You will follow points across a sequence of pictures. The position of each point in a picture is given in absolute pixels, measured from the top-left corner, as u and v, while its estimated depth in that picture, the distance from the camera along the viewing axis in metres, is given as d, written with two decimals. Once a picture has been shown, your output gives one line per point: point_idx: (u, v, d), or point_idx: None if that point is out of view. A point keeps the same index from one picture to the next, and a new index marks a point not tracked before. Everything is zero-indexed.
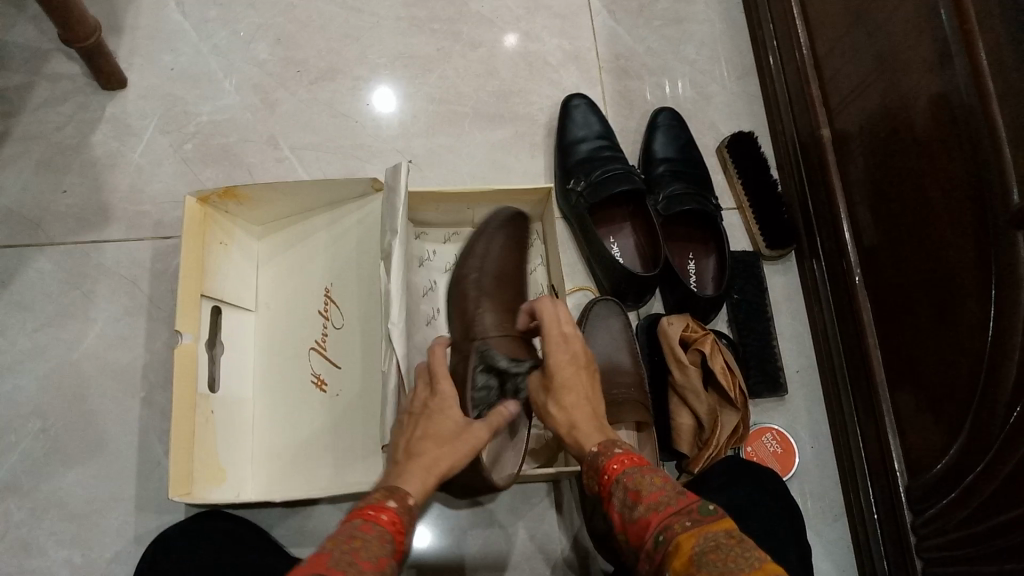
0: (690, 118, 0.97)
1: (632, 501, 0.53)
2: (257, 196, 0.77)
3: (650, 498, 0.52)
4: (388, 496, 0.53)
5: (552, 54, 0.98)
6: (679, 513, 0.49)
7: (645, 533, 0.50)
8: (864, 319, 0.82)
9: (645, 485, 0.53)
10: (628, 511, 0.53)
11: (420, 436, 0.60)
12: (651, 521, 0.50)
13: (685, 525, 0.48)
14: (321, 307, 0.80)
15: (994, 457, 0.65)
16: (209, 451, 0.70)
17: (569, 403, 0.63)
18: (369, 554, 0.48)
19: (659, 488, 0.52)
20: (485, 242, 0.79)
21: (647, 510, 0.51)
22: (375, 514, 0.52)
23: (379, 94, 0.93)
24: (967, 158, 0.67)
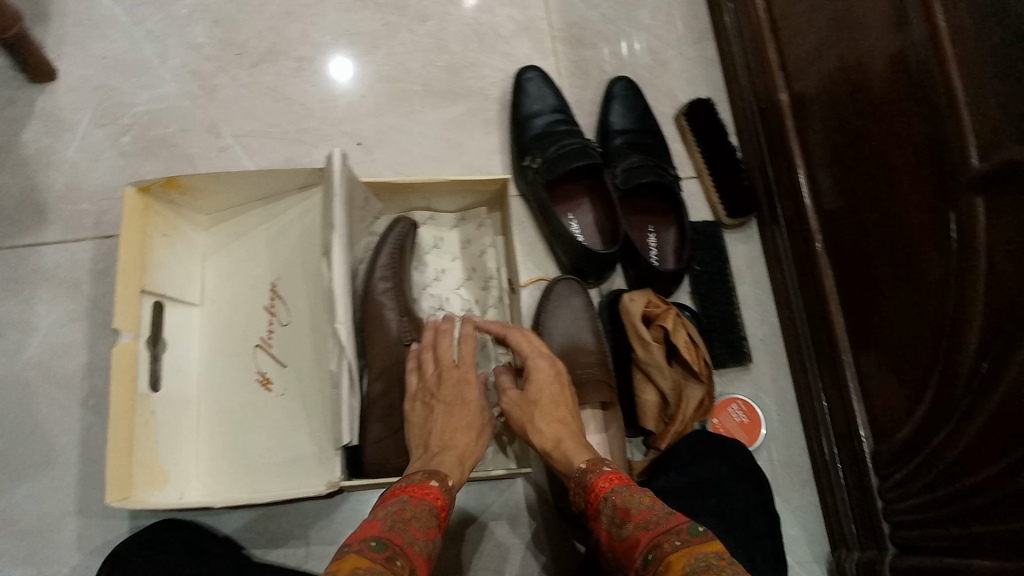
0: (647, 86, 0.94)
1: (622, 520, 0.56)
2: (200, 187, 0.75)
3: (639, 517, 0.55)
4: (429, 477, 0.61)
5: (503, 25, 0.94)
6: (667, 531, 0.52)
7: (635, 550, 0.54)
8: (827, 286, 0.80)
9: (633, 503, 0.56)
10: (618, 529, 0.56)
11: (447, 427, 0.67)
12: (641, 538, 0.54)
13: (674, 544, 0.51)
14: (266, 303, 0.78)
15: (958, 422, 0.65)
16: (148, 453, 0.71)
17: (553, 420, 0.68)
18: (418, 524, 0.56)
19: (648, 509, 0.56)
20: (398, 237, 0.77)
21: (636, 528, 0.54)
22: (423, 491, 0.59)
23: (335, 68, 0.90)
24: (926, 123, 0.66)
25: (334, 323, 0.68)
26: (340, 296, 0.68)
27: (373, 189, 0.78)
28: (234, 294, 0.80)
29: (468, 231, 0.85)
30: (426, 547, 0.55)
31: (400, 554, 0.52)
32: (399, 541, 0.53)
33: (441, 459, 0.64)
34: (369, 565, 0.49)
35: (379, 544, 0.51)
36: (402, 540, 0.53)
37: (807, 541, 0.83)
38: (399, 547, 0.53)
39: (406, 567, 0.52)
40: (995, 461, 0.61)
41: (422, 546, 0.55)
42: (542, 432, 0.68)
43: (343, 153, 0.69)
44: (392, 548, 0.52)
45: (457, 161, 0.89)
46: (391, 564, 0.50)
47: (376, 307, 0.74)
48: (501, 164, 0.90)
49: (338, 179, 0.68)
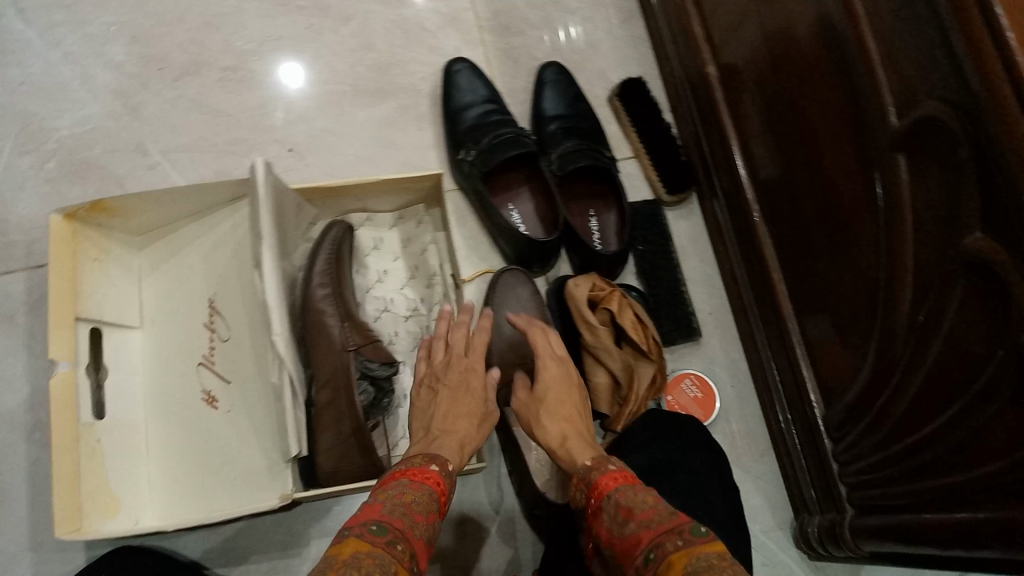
0: (578, 69, 0.94)
1: (624, 518, 0.53)
2: (128, 207, 0.74)
3: (642, 516, 0.52)
4: (430, 461, 0.59)
5: (429, 18, 0.93)
6: (669, 532, 0.49)
7: (636, 550, 0.51)
8: (767, 255, 0.81)
9: (637, 503, 0.53)
10: (618, 527, 0.53)
11: (453, 414, 0.65)
12: (643, 538, 0.51)
13: (678, 544, 0.48)
14: (206, 320, 0.77)
15: (899, 382, 0.65)
16: (98, 483, 0.69)
17: (559, 419, 0.67)
18: (419, 508, 0.54)
19: (652, 508, 0.53)
20: (331, 242, 0.77)
21: (638, 528, 0.51)
22: (425, 476, 0.57)
23: (284, 73, 0.89)
24: (846, 84, 0.66)
25: (272, 335, 0.67)
26: (275, 308, 0.67)
27: (303, 196, 0.77)
28: (172, 314, 0.79)
29: (407, 229, 0.85)
30: (427, 531, 0.54)
31: (401, 538, 0.50)
32: (399, 524, 0.51)
33: (443, 441, 0.62)
34: (369, 550, 0.47)
35: (379, 528, 0.50)
36: (404, 524, 0.51)
37: (770, 509, 0.84)
38: (400, 531, 0.51)
39: (407, 552, 0.50)
40: (936, 416, 0.61)
41: (423, 530, 0.53)
42: (550, 428, 0.66)
43: (267, 162, 0.68)
44: (393, 532, 0.50)
45: (392, 160, 0.88)
46: (393, 549, 0.49)
47: (316, 314, 0.73)
48: (437, 159, 0.89)
49: (263, 189, 0.68)
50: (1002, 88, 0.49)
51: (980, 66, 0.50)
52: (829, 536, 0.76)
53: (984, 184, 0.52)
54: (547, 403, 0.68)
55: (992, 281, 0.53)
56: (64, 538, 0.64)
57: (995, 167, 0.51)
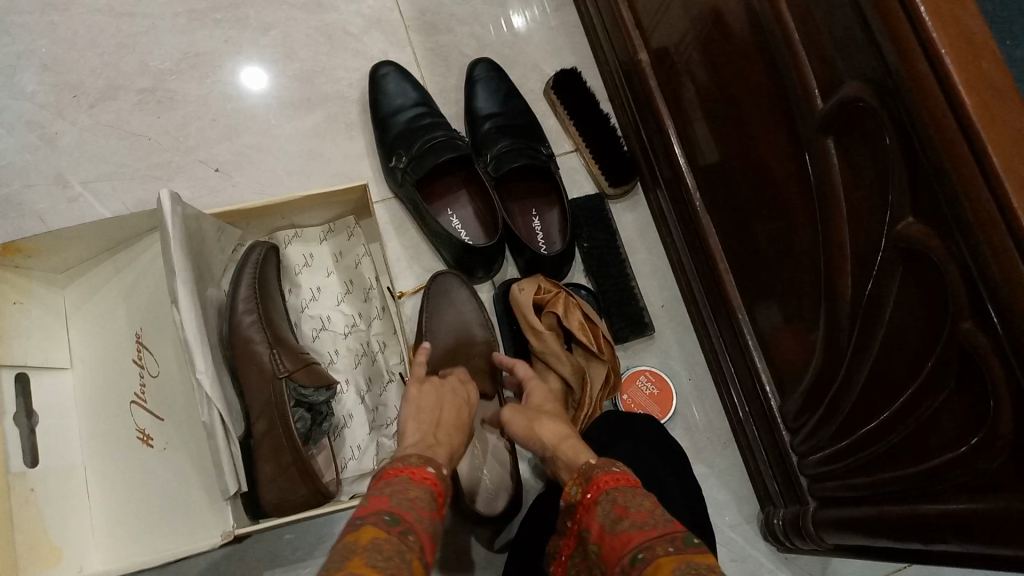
0: (510, 63, 0.91)
1: (617, 515, 0.49)
2: (42, 245, 0.71)
3: (637, 516, 0.48)
4: (426, 462, 0.56)
5: (352, 22, 0.90)
6: (661, 537, 0.46)
7: (624, 548, 0.47)
8: (712, 247, 0.78)
9: (633, 502, 0.50)
10: (610, 524, 0.49)
11: (444, 432, 0.63)
12: (634, 537, 0.47)
13: (667, 549, 0.45)
14: (134, 355, 0.74)
15: (848, 373, 0.63)
16: (36, 533, 0.66)
17: (555, 426, 0.64)
18: (424, 504, 0.52)
19: (648, 510, 0.49)
20: (253, 265, 0.75)
21: (631, 526, 0.48)
22: (427, 475, 0.54)
23: (247, 76, 0.87)
24: (771, 68, 0.63)
25: (195, 372, 0.64)
26: (195, 344, 0.64)
27: (224, 217, 0.74)
28: (102, 351, 0.76)
29: (339, 242, 0.82)
30: (432, 528, 0.51)
31: (413, 529, 0.48)
32: (408, 516, 0.49)
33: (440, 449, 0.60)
34: (386, 537, 0.45)
35: (392, 520, 0.47)
36: (412, 517, 0.49)
37: (737, 504, 0.82)
38: (410, 523, 0.48)
39: (418, 544, 0.48)
40: (887, 405, 0.59)
41: (429, 528, 0.50)
42: (544, 435, 0.63)
43: (173, 194, 0.66)
44: (406, 523, 0.48)
45: (323, 172, 0.85)
46: (406, 539, 0.47)
47: (243, 343, 0.71)
48: (370, 167, 0.87)
49: (172, 222, 0.65)
50: (920, 69, 0.46)
51: (894, 44, 0.47)
52: (794, 530, 0.74)
53: (910, 167, 0.50)
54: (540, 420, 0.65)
55: (926, 267, 0.51)
56: None
57: (920, 152, 0.48)
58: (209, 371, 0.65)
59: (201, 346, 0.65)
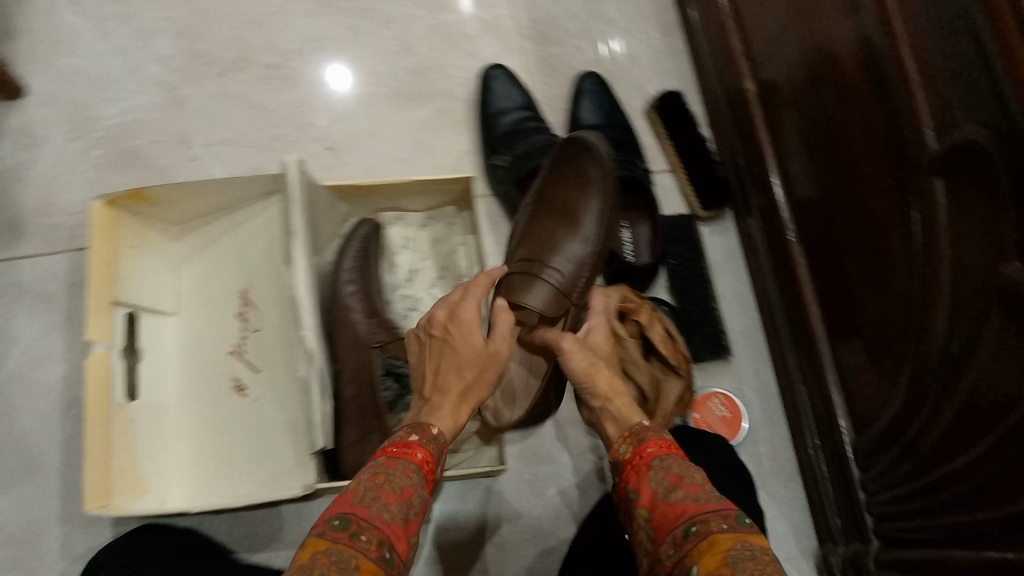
0: (616, 80, 0.94)
1: (672, 485, 0.53)
2: (167, 197, 0.76)
3: (691, 488, 0.52)
4: (410, 431, 0.57)
5: (469, 24, 0.94)
6: (715, 512, 0.49)
7: (677, 520, 0.50)
8: (801, 278, 0.81)
9: (687, 474, 0.53)
10: (664, 493, 0.53)
11: (447, 380, 0.61)
12: (688, 511, 0.50)
13: (722, 526, 0.48)
14: (239, 310, 0.79)
15: (929, 414, 0.64)
16: (129, 463, 0.71)
17: (610, 378, 0.64)
18: (392, 487, 0.52)
19: (700, 483, 0.53)
20: (360, 241, 0.79)
21: (685, 499, 0.51)
22: (407, 450, 0.56)
23: (331, 75, 0.91)
24: (883, 108, 0.65)
25: (303, 330, 0.68)
26: (308, 302, 0.68)
27: (337, 192, 0.78)
28: (207, 302, 0.81)
29: (437, 230, 0.86)
30: (403, 511, 0.51)
31: (366, 528, 0.48)
32: (365, 513, 0.49)
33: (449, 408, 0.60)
34: (328, 548, 0.46)
35: (341, 524, 0.48)
36: (369, 511, 0.49)
37: (794, 534, 0.83)
38: (365, 522, 0.49)
39: (375, 541, 0.48)
40: (966, 449, 0.61)
41: (399, 514, 0.51)
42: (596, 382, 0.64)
43: (302, 160, 0.70)
44: (357, 524, 0.48)
45: (428, 163, 0.89)
46: (356, 543, 0.47)
47: (344, 311, 0.74)
48: (472, 163, 0.90)
49: (297, 187, 0.69)
50: None
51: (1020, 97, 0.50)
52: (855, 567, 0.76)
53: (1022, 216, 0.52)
54: (596, 364, 0.65)
55: None
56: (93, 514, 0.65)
57: None
58: (314, 331, 0.69)
59: (312, 306, 0.69)
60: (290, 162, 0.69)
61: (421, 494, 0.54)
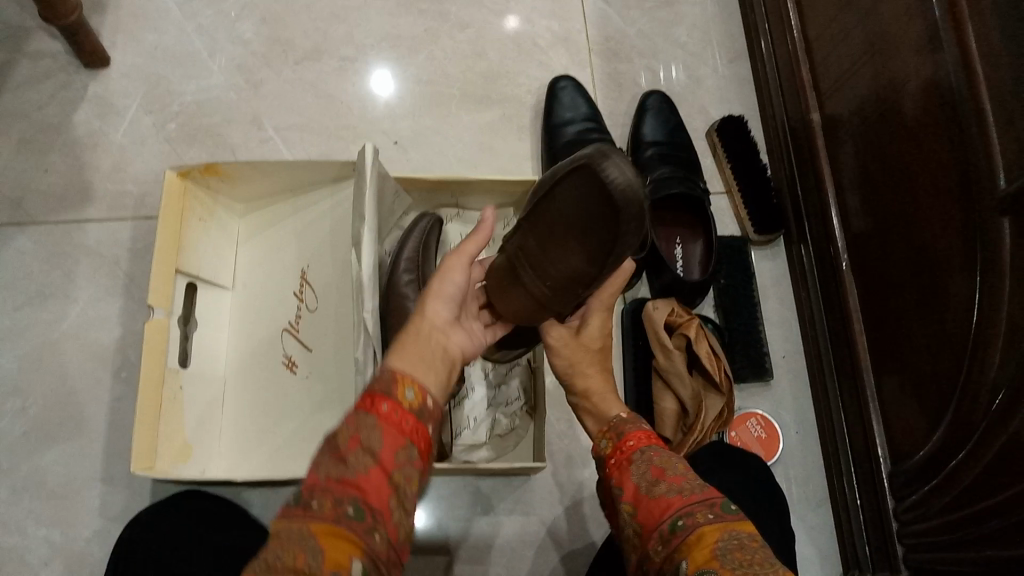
0: (680, 101, 0.96)
1: (655, 478, 0.52)
2: (238, 173, 0.77)
3: (674, 480, 0.51)
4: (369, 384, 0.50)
5: (541, 35, 0.96)
6: (700, 502, 0.49)
7: (662, 514, 0.49)
8: (851, 307, 0.81)
9: (669, 466, 0.52)
10: (646, 486, 0.52)
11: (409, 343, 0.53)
12: (673, 504, 0.49)
13: (708, 516, 0.47)
14: (297, 289, 0.80)
15: (973, 449, 0.64)
16: (175, 429, 0.71)
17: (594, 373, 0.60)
18: (343, 438, 0.47)
19: (683, 475, 0.52)
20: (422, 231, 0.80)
21: (670, 491, 0.50)
22: (358, 403, 0.49)
23: (376, 79, 0.93)
24: (955, 144, 0.66)
25: (362, 312, 0.69)
26: (368, 284, 0.69)
27: (403, 183, 0.80)
28: (265, 280, 0.82)
29: (494, 229, 0.88)
30: (358, 458, 0.46)
31: (319, 493, 0.44)
32: (317, 478, 0.45)
33: (408, 353, 0.52)
34: (281, 528, 0.43)
35: (295, 501, 0.45)
36: (319, 475, 0.45)
37: (820, 563, 0.83)
38: (319, 488, 0.45)
39: (331, 502, 0.44)
40: (1010, 484, 0.60)
41: (357, 464, 0.46)
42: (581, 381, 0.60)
43: (375, 149, 0.71)
44: (310, 493, 0.45)
45: (490, 165, 0.91)
46: (311, 511, 0.44)
47: (398, 297, 0.76)
48: (533, 169, 0.92)
49: (369, 174, 0.71)
50: None
51: None
52: None
53: None
54: (582, 362, 0.60)
55: None
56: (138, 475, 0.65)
57: None
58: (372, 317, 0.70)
59: (371, 288, 0.70)
60: (364, 149, 0.70)
61: (378, 434, 0.47)
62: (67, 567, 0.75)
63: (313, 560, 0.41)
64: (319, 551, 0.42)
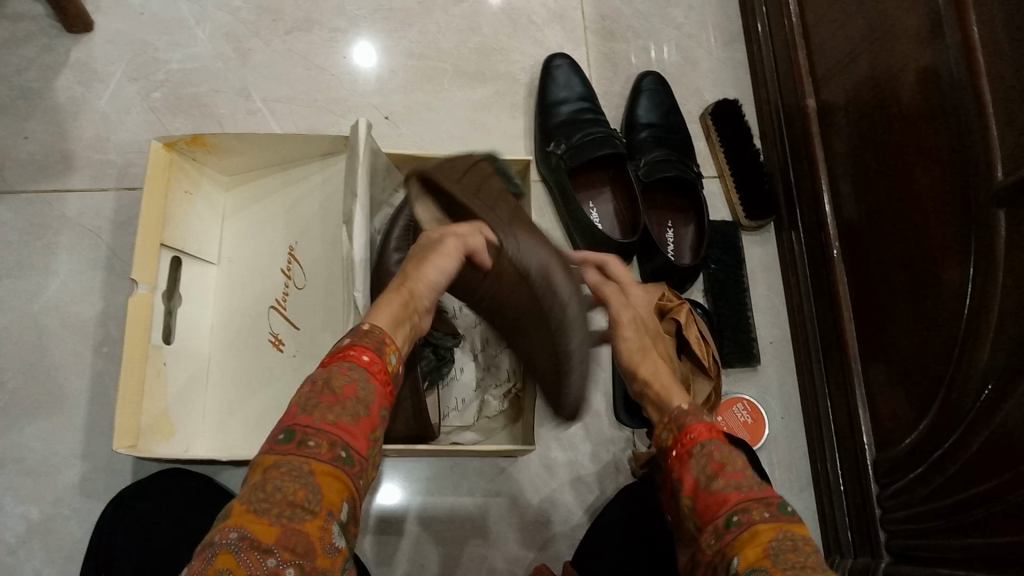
0: (675, 83, 0.95)
1: (713, 473, 0.53)
2: (225, 145, 0.76)
3: (731, 477, 0.52)
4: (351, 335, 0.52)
5: (536, 12, 0.95)
6: (757, 500, 0.51)
7: (718, 510, 0.51)
8: (840, 294, 0.81)
9: (730, 462, 0.53)
10: (705, 480, 0.53)
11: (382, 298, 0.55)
12: (729, 499, 0.51)
13: (764, 515, 0.50)
14: (284, 265, 0.79)
15: (959, 439, 0.65)
16: (159, 405, 0.70)
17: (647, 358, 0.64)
18: (329, 387, 0.49)
19: (742, 471, 0.53)
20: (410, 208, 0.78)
21: (727, 487, 0.52)
22: (347, 353, 0.51)
23: (360, 50, 0.91)
24: (953, 135, 0.66)
25: (351, 292, 0.69)
26: (358, 263, 0.69)
27: (393, 159, 0.78)
28: (252, 255, 0.81)
29: None
30: (347, 410, 0.48)
31: (310, 436, 0.46)
32: (308, 420, 0.47)
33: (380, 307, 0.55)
34: (275, 463, 0.45)
35: (287, 436, 0.47)
36: (311, 417, 0.47)
37: None
38: (310, 427, 0.47)
39: (322, 445, 0.46)
40: (995, 476, 0.61)
41: (345, 413, 0.48)
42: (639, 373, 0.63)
43: (368, 122, 0.70)
44: (301, 432, 0.47)
45: (482, 143, 0.90)
46: (304, 450, 0.46)
47: (386, 278, 0.75)
48: (525, 148, 0.90)
49: (362, 150, 0.70)
50: None
51: None
52: None
53: None
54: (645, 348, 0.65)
55: None
56: (119, 452, 0.64)
57: None
58: (364, 296, 0.69)
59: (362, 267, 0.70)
60: (358, 123, 0.69)
61: (368, 387, 0.50)
62: (47, 544, 0.74)
63: (311, 497, 0.44)
64: (318, 489, 0.45)
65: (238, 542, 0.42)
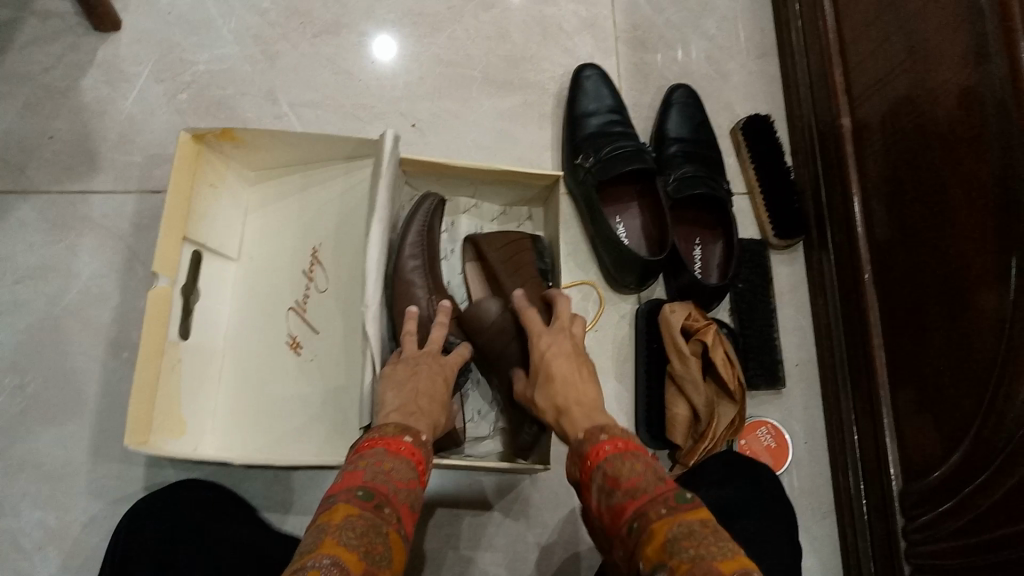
0: (707, 97, 0.94)
1: (610, 488, 0.53)
2: (255, 141, 0.75)
3: (627, 484, 0.52)
4: (403, 432, 0.56)
5: (568, 20, 0.94)
6: (653, 500, 0.50)
7: (623, 518, 0.51)
8: (870, 319, 0.80)
9: (624, 471, 0.53)
10: (605, 496, 0.53)
11: (406, 370, 0.63)
12: (628, 507, 0.51)
13: (661, 513, 0.49)
14: (306, 267, 0.78)
15: (993, 475, 0.64)
16: (171, 401, 0.69)
17: (562, 393, 0.62)
18: (400, 475, 0.52)
19: (637, 474, 0.52)
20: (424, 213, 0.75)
21: (623, 497, 0.51)
22: (405, 444, 0.55)
23: (386, 55, 0.90)
24: (997, 164, 0.64)
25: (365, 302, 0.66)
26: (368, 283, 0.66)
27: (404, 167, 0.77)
28: (274, 255, 0.80)
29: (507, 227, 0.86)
30: (408, 498, 0.52)
31: (387, 503, 0.50)
32: (384, 490, 0.50)
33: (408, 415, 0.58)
34: (359, 514, 0.47)
35: (366, 495, 0.49)
36: (387, 490, 0.50)
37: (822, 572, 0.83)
38: (385, 497, 0.50)
39: (393, 516, 0.49)
40: None
41: (407, 496, 0.52)
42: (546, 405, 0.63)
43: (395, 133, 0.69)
44: (379, 496, 0.50)
45: (509, 154, 0.88)
46: (381, 514, 0.49)
47: (405, 288, 0.72)
48: (552, 159, 0.89)
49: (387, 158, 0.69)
50: None
51: None
52: None
53: None
54: (563, 368, 0.64)
55: None
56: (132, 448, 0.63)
57: None
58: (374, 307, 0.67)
59: (372, 287, 0.67)
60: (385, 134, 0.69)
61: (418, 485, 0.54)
62: (64, 552, 0.74)
63: (386, 553, 0.46)
64: (389, 551, 0.47)
65: (330, 566, 0.42)
